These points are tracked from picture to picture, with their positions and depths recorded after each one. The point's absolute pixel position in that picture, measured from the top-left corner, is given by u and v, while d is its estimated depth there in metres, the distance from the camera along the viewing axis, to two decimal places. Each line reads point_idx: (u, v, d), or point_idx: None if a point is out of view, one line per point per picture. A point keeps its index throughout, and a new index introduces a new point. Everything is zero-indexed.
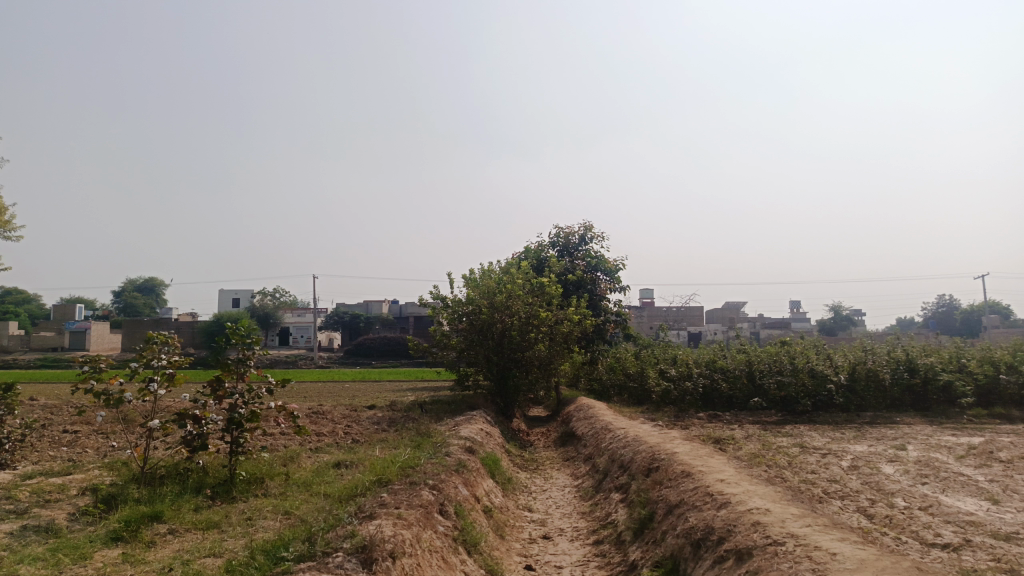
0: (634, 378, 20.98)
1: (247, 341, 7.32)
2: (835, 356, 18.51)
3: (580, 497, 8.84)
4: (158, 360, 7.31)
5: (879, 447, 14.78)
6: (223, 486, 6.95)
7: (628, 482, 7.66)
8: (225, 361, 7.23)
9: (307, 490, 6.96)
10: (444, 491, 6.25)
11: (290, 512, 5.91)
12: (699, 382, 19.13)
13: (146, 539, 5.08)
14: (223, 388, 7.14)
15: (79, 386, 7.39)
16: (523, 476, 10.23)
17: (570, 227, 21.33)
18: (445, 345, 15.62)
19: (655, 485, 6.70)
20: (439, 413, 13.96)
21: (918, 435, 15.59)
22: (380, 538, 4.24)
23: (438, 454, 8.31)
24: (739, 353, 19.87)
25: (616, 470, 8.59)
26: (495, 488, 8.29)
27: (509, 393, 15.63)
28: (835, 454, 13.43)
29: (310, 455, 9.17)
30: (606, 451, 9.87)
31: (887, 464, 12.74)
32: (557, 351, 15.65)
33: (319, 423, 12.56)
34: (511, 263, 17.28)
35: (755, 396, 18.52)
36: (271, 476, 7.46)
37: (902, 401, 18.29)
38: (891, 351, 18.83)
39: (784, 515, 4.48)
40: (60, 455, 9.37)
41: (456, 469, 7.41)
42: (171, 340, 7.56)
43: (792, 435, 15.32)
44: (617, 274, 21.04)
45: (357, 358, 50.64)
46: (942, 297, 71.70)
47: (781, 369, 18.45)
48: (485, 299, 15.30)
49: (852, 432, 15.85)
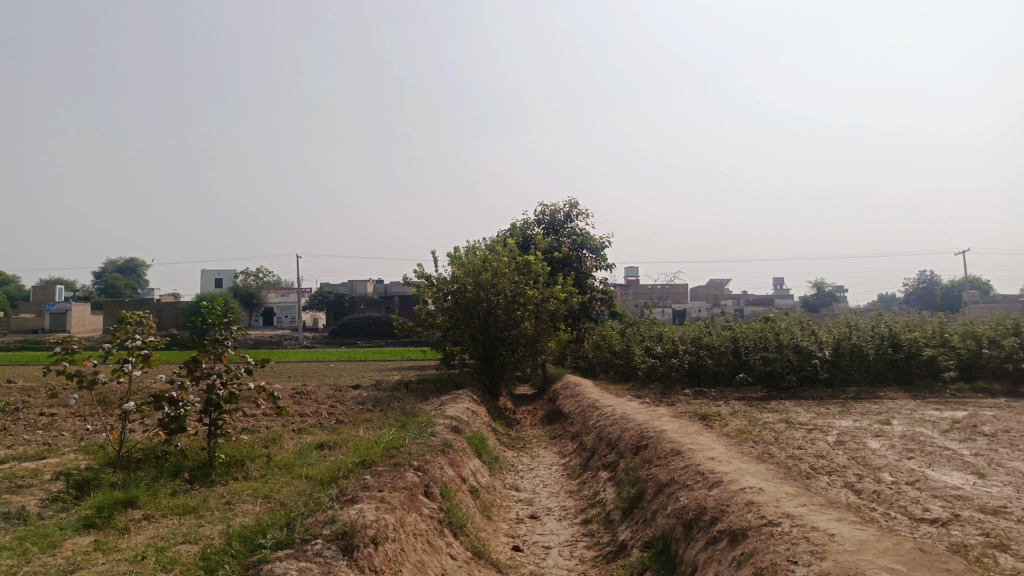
0: (621, 356, 20.93)
1: (224, 320, 7.12)
2: (820, 332, 18.54)
3: (567, 476, 8.74)
4: (132, 340, 7.10)
5: (864, 421, 14.82)
6: (202, 469, 6.76)
7: (617, 460, 7.55)
8: (201, 341, 7.03)
9: (289, 472, 6.78)
10: (429, 472, 6.11)
11: (270, 496, 5.74)
12: (686, 359, 19.10)
13: (120, 526, 4.90)
14: (200, 369, 6.95)
15: (51, 369, 7.15)
16: (510, 455, 10.12)
17: (555, 204, 21.15)
18: (430, 324, 15.44)
19: (644, 463, 6.59)
20: (424, 392, 13.82)
21: (903, 410, 15.65)
22: (362, 524, 4.09)
23: (423, 434, 8.16)
24: (725, 329, 19.87)
25: (604, 448, 8.48)
26: (481, 468, 8.16)
27: (495, 371, 15.50)
28: (821, 429, 13.44)
29: (292, 437, 8.98)
30: (593, 429, 9.77)
31: (873, 439, 12.76)
32: (544, 329, 15.53)
33: (302, 404, 12.37)
34: (496, 240, 17.07)
35: (741, 372, 18.52)
36: (252, 458, 7.28)
37: (885, 376, 18.38)
38: (876, 326, 18.88)
39: (778, 494, 4.37)
40: (35, 439, 9.11)
41: (442, 449, 7.26)
42: (146, 320, 7.35)
43: (777, 410, 15.33)
44: (603, 251, 20.90)
45: (342, 338, 50.35)
46: (923, 273, 72.30)
47: (767, 346, 18.45)
48: (470, 277, 15.11)
49: (837, 408, 15.88)
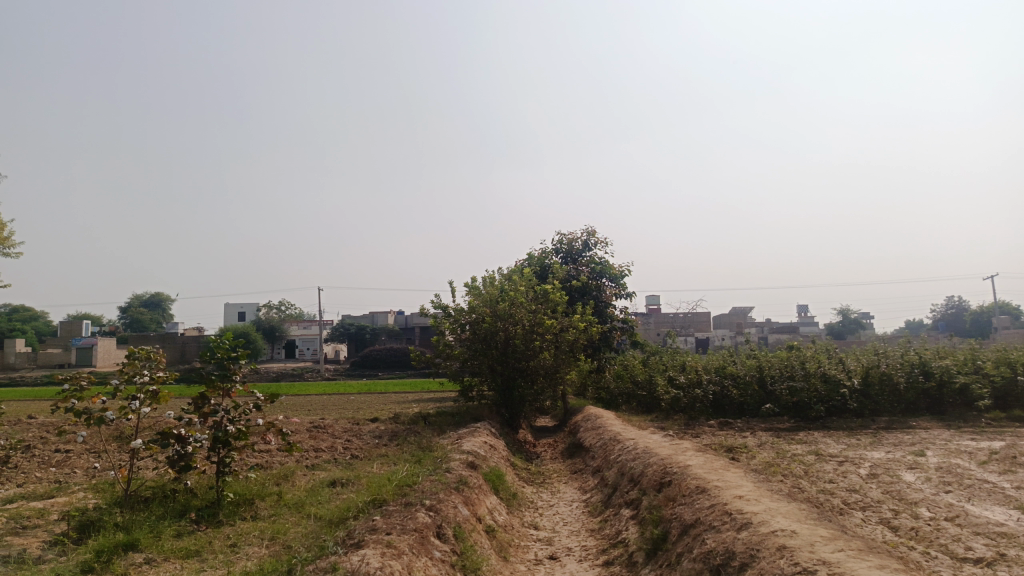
0: (643, 386, 20.53)
1: (233, 355, 6.99)
2: (847, 361, 18.04)
3: (588, 513, 8.41)
4: (140, 376, 6.95)
5: (898, 453, 14.30)
6: (209, 509, 6.56)
7: (639, 497, 7.24)
8: (209, 376, 6.88)
9: (299, 511, 6.55)
10: (442, 512, 5.85)
11: (277, 538, 5.52)
12: (710, 389, 18.67)
13: (119, 571, 4.70)
14: (207, 405, 6.80)
15: (59, 407, 7.00)
16: (529, 491, 9.82)
17: (572, 233, 20.98)
18: (448, 355, 15.23)
19: (667, 501, 6.28)
20: (442, 425, 13.57)
21: (936, 440, 15.10)
22: (365, 573, 3.86)
23: (438, 470, 7.91)
24: (749, 358, 19.44)
25: (626, 485, 8.16)
26: (499, 506, 7.87)
27: (514, 403, 15.21)
28: (852, 462, 12.96)
29: (305, 473, 8.76)
30: (615, 463, 9.44)
31: (908, 472, 12.27)
32: (563, 359, 15.26)
33: (319, 438, 12.17)
34: (514, 270, 16.92)
35: (767, 402, 18.06)
36: (263, 497, 7.06)
37: (917, 405, 17.81)
38: (905, 354, 18.37)
39: (812, 538, 4.06)
40: (47, 477, 8.98)
41: (456, 486, 7.01)
42: (154, 356, 7.23)
43: (806, 442, 14.86)
44: (622, 280, 20.63)
45: (363, 370, 50.26)
46: (952, 298, 70.92)
47: (793, 375, 18.00)
48: (487, 307, 14.93)
49: (868, 439, 15.36)
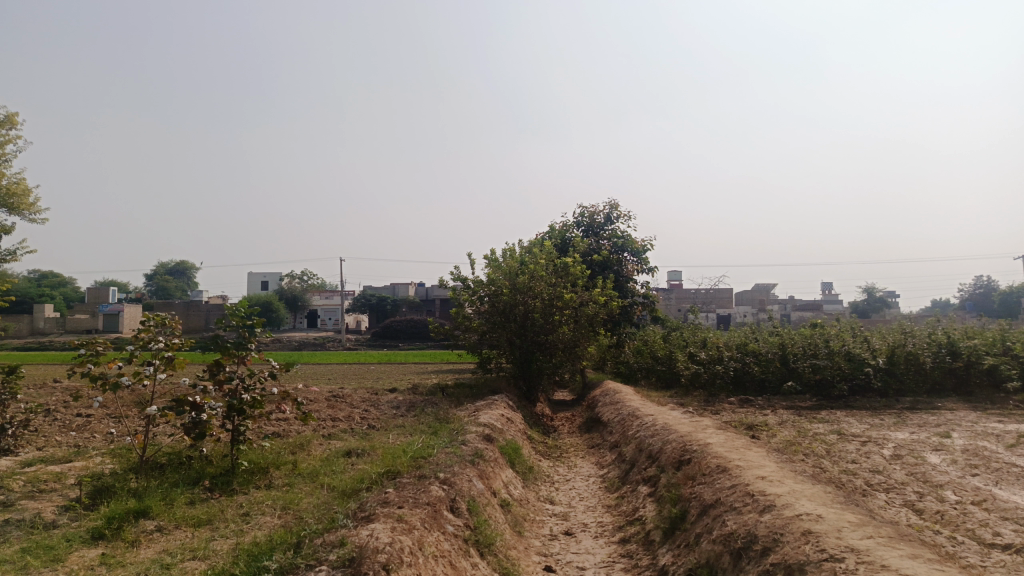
0: (663, 362, 20.33)
1: (248, 322, 6.90)
2: (873, 339, 17.70)
3: (605, 489, 8.30)
4: (156, 342, 6.90)
5: (922, 434, 14.03)
6: (224, 477, 6.54)
7: (658, 475, 7.10)
8: (224, 343, 6.80)
9: (313, 481, 6.49)
10: (456, 485, 5.75)
11: (289, 508, 5.46)
12: (731, 366, 18.44)
13: (129, 538, 4.67)
14: (222, 372, 6.74)
15: (75, 372, 6.99)
16: (545, 464, 9.73)
17: (594, 206, 20.70)
18: (466, 327, 15.13)
19: (687, 480, 6.13)
20: (460, 397, 13.52)
21: (962, 421, 14.80)
22: (373, 548, 3.77)
23: (453, 443, 7.82)
24: (771, 335, 19.17)
25: (644, 461, 8.02)
26: (514, 479, 7.79)
27: (533, 376, 15.11)
28: (875, 442, 12.73)
29: (321, 442, 8.73)
30: (633, 439, 9.31)
31: (933, 453, 12.02)
32: (583, 333, 15.09)
33: (336, 407, 12.17)
34: (534, 243, 16.73)
35: (789, 380, 17.80)
36: (277, 466, 7.02)
37: (943, 386, 17.47)
38: (932, 334, 17.99)
39: (839, 523, 3.90)
40: (66, 441, 9.05)
41: (471, 459, 6.91)
42: (170, 322, 7.18)
43: (828, 421, 14.63)
44: (644, 254, 20.36)
45: (383, 340, 50.52)
46: (981, 278, 69.57)
47: (816, 353, 17.70)
48: (507, 280, 14.78)
49: (892, 419, 15.09)
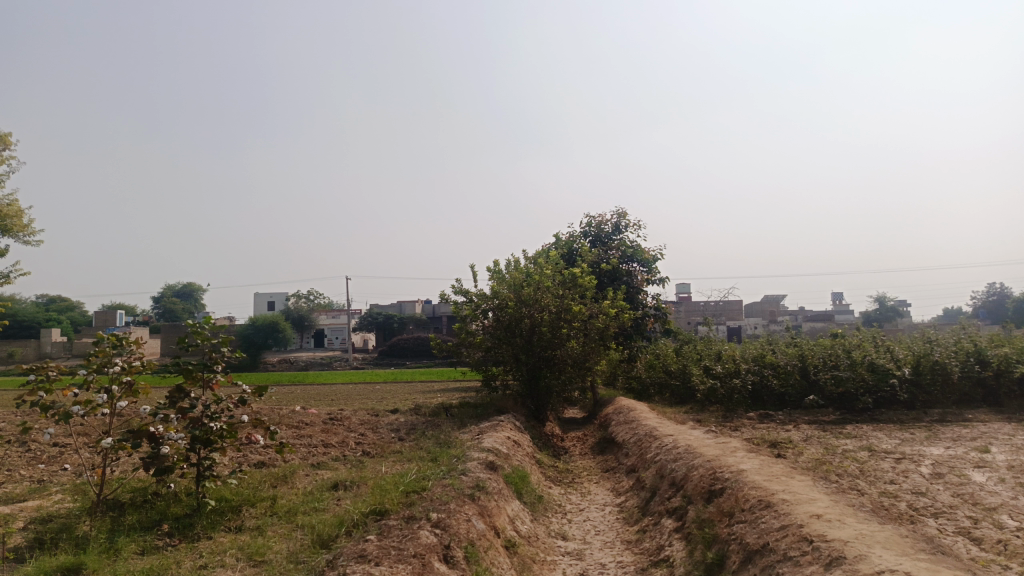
0: (676, 377, 19.45)
1: (215, 341, 6.11)
2: (896, 349, 16.77)
3: (623, 520, 7.44)
4: (112, 366, 6.11)
5: (959, 449, 13.07)
6: (187, 519, 5.73)
7: (684, 507, 6.25)
8: (186, 366, 5.99)
9: (289, 522, 5.67)
10: (452, 529, 4.92)
11: (255, 560, 4.64)
12: (748, 379, 17.53)
13: None
14: (184, 399, 5.91)
15: (23, 401, 6.17)
16: (556, 492, 8.89)
17: (602, 215, 19.91)
18: (470, 343, 14.30)
19: (722, 515, 5.27)
20: (463, 418, 12.67)
21: (998, 434, 13.83)
22: None
23: (453, 472, 6.97)
24: (790, 347, 18.29)
25: (666, 490, 7.15)
26: (522, 513, 6.94)
27: (541, 395, 14.25)
28: (910, 459, 11.80)
29: (307, 473, 7.89)
30: (652, 463, 8.46)
31: (975, 471, 11.07)
32: (592, 348, 14.26)
33: (330, 432, 11.36)
34: (540, 253, 15.97)
35: (810, 393, 16.89)
36: (253, 503, 6.22)
37: (972, 396, 16.48)
38: (958, 342, 17.06)
39: None
40: (30, 475, 8.23)
41: (471, 493, 6.06)
42: (130, 342, 6.39)
43: (855, 436, 13.70)
44: (654, 264, 19.55)
45: (389, 359, 49.67)
46: (994, 285, 68.40)
47: (838, 364, 16.78)
48: (512, 292, 14.02)
49: (923, 432, 14.13)
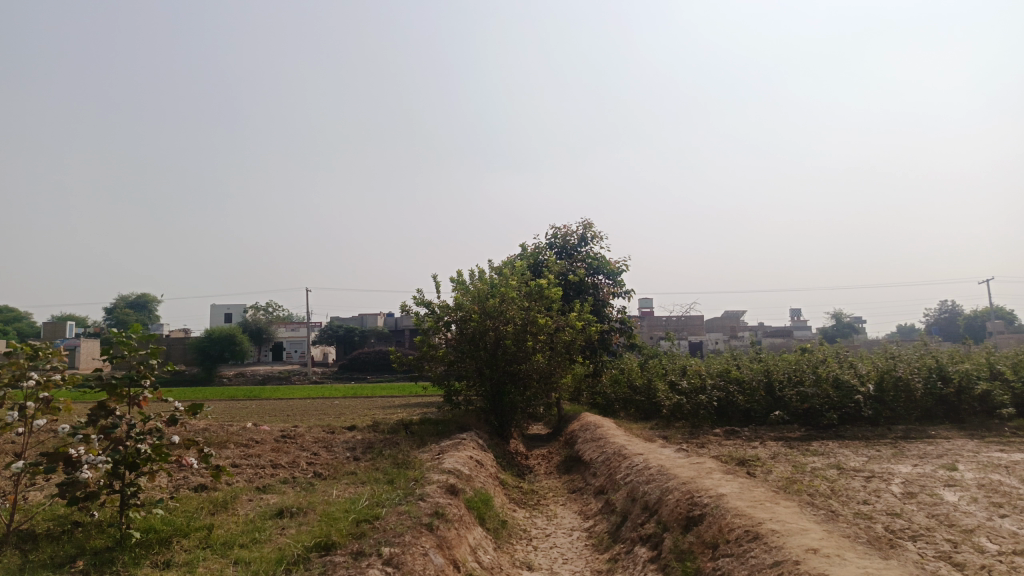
0: (642, 392, 19.18)
1: (143, 354, 5.48)
2: (860, 365, 16.63)
3: (593, 547, 6.97)
4: (27, 380, 5.40)
5: (926, 466, 12.90)
6: (108, 553, 5.10)
7: (660, 535, 5.80)
8: (111, 380, 5.37)
9: (224, 556, 5.07)
10: (406, 567, 4.40)
11: None
12: (714, 395, 17.25)
13: None
14: (106, 417, 5.28)
15: None
16: (520, 515, 8.39)
17: (567, 227, 19.53)
18: (431, 357, 13.71)
19: (704, 547, 4.84)
20: (424, 435, 12.11)
21: (963, 451, 13.74)
22: None
23: (410, 497, 6.42)
24: (755, 362, 18.09)
25: (638, 514, 6.71)
26: (484, 541, 6.44)
27: (505, 411, 13.74)
28: (880, 478, 11.55)
29: (252, 498, 7.25)
30: (622, 484, 8.02)
31: (945, 490, 10.86)
32: (558, 362, 13.82)
33: (281, 451, 10.69)
34: (506, 265, 15.49)
35: (776, 410, 16.68)
36: (186, 533, 5.60)
37: (934, 413, 16.42)
38: (921, 358, 17.01)
39: None
40: None
41: (429, 522, 5.52)
42: (48, 354, 5.70)
43: (823, 453, 13.47)
44: (620, 277, 19.24)
45: (349, 373, 48.64)
46: (946, 303, 70.11)
47: (803, 380, 16.60)
48: (475, 304, 13.53)
49: (889, 450, 13.97)
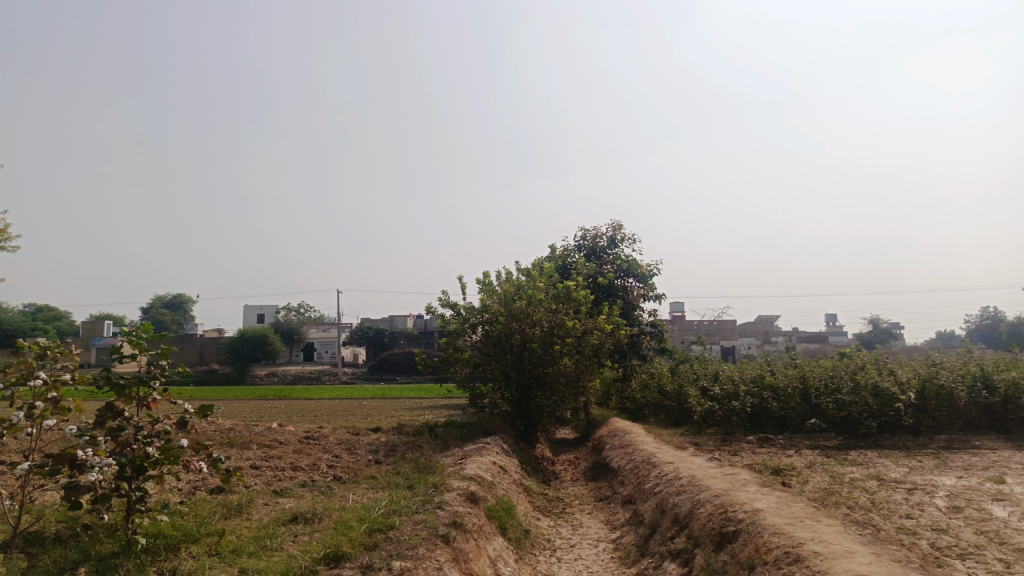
0: (672, 397, 18.73)
1: (152, 355, 5.31)
2: (900, 372, 16.01)
3: (620, 561, 6.63)
4: (35, 379, 5.25)
5: (972, 479, 12.30)
6: (113, 560, 4.92)
7: (691, 551, 5.47)
8: (119, 381, 5.19)
9: (232, 565, 4.85)
10: None
11: None
12: (747, 402, 16.73)
13: None
14: (114, 419, 5.09)
15: None
16: (544, 524, 8.08)
17: (597, 229, 19.15)
18: (457, 360, 13.45)
19: (739, 568, 4.50)
20: (448, 439, 11.83)
21: (1011, 463, 13.09)
22: None
23: (428, 506, 6.14)
24: (790, 368, 17.53)
25: (668, 528, 6.37)
26: (505, 553, 6.15)
27: (531, 415, 13.42)
28: (923, 490, 11.01)
29: (267, 502, 7.05)
30: (651, 494, 7.67)
31: (994, 504, 10.30)
32: (586, 366, 13.48)
33: (303, 453, 10.50)
34: (534, 266, 15.20)
35: (812, 417, 16.12)
36: (195, 539, 5.40)
37: (979, 423, 15.74)
38: (965, 365, 16.35)
39: None
40: None
41: (447, 533, 5.25)
42: (59, 352, 5.55)
43: (861, 463, 12.93)
44: (651, 279, 18.83)
45: (378, 374, 48.71)
46: (988, 309, 68.13)
47: (840, 388, 16.01)
48: (502, 306, 13.25)
49: (932, 461, 13.37)
